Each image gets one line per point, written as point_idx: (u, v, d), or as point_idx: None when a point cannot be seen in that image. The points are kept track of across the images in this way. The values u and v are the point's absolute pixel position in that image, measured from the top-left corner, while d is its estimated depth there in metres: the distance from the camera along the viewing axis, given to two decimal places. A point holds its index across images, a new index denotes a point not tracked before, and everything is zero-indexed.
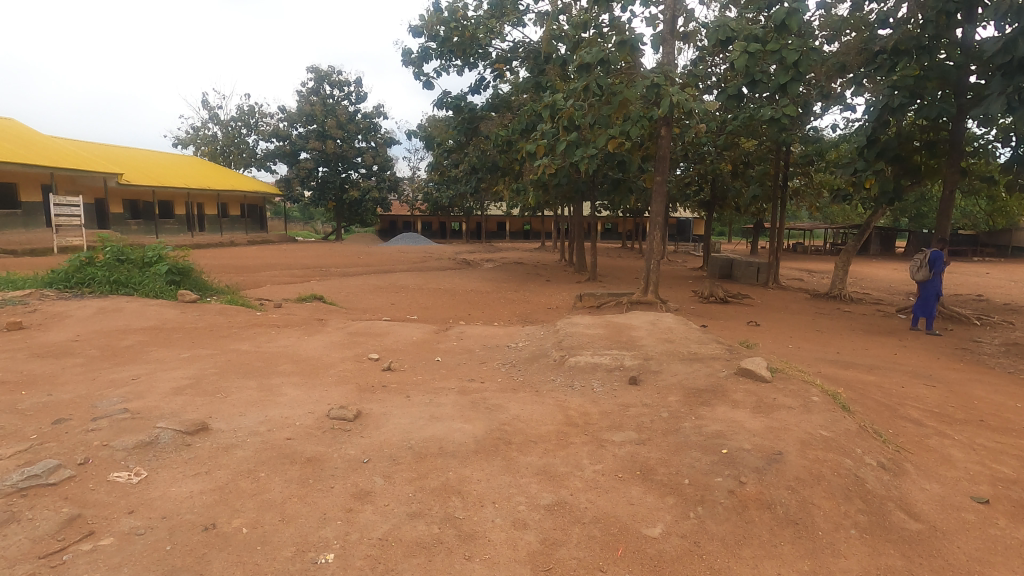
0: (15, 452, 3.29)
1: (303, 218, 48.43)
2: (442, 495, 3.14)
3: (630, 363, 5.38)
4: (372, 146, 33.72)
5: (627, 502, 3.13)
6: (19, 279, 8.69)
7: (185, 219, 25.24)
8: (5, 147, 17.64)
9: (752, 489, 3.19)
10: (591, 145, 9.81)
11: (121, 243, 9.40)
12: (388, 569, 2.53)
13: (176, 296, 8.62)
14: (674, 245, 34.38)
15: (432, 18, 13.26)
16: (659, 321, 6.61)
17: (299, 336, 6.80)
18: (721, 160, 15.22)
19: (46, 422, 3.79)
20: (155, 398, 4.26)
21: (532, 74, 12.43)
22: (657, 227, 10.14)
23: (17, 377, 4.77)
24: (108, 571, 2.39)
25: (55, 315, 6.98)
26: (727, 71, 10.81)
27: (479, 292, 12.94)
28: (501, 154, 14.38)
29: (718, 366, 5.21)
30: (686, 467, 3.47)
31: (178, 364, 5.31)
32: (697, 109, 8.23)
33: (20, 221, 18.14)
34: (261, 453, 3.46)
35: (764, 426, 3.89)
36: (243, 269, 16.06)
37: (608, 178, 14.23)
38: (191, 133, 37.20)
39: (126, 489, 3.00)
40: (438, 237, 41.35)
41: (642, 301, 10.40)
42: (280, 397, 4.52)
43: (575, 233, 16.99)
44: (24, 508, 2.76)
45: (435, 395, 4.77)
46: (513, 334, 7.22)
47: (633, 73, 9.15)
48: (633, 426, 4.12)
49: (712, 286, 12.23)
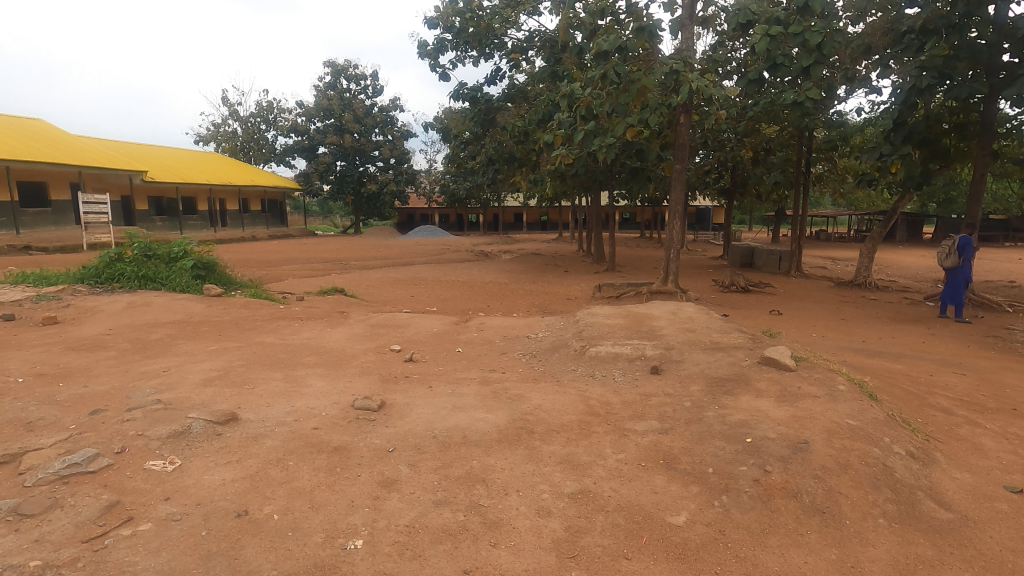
0: (56, 441, 3.42)
1: (322, 211, 49.03)
2: (467, 482, 3.18)
3: (651, 353, 5.36)
4: (389, 140, 33.86)
5: (651, 491, 3.14)
6: (53, 275, 8.94)
7: (207, 215, 25.62)
8: (34, 147, 18.15)
9: (778, 478, 3.17)
10: (609, 134, 9.71)
11: (147, 239, 9.59)
12: (416, 555, 2.57)
13: (201, 291, 8.79)
14: (694, 235, 34.07)
15: (448, 8, 13.22)
16: (680, 310, 6.57)
17: (321, 328, 6.90)
18: (741, 147, 14.94)
19: (83, 413, 3.92)
20: (186, 390, 4.37)
21: (548, 63, 12.32)
22: (676, 215, 10.02)
23: (55, 369, 4.93)
24: (147, 555, 2.47)
25: (87, 310, 7.19)
26: (747, 55, 10.57)
27: (496, 284, 12.95)
28: (518, 145, 14.33)
29: (741, 355, 5.16)
30: (709, 456, 3.46)
31: (206, 357, 5.42)
32: (717, 95, 8.07)
33: (51, 220, 18.68)
34: (289, 443, 3.54)
35: (788, 415, 3.86)
36: (265, 264, 16.32)
37: (626, 168, 14.03)
38: (212, 129, 37.73)
39: (161, 477, 3.10)
40: (456, 229, 41.60)
41: (662, 291, 10.31)
42: (306, 388, 4.60)
43: (593, 224, 16.85)
44: (66, 495, 2.87)
45: (457, 385, 4.82)
46: (533, 325, 7.23)
47: (651, 60, 9.01)
48: (655, 415, 4.11)
49: (733, 275, 12.07)
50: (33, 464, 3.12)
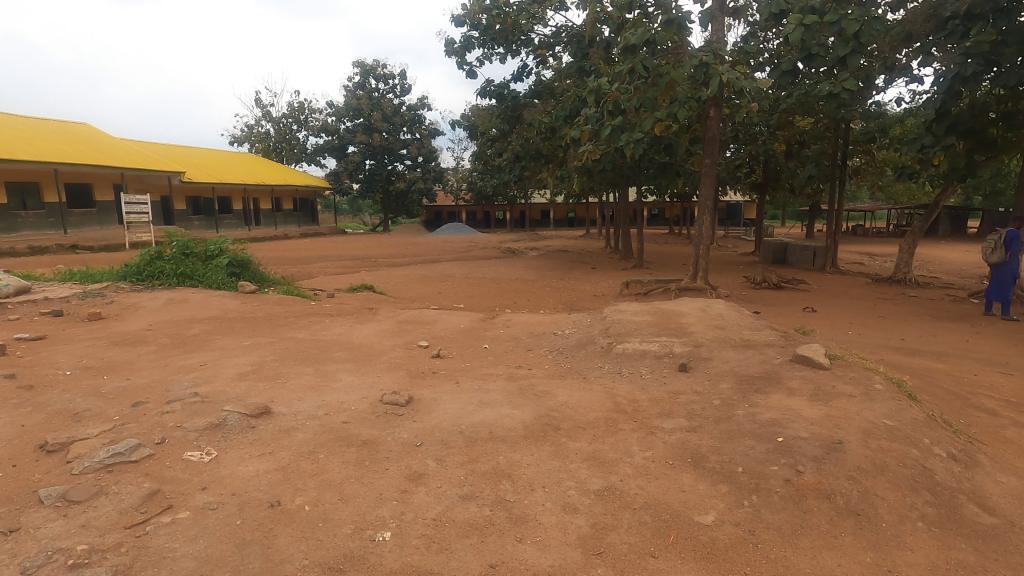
0: (102, 431, 3.57)
1: (351, 210, 49.93)
2: (493, 478, 3.20)
3: (679, 350, 5.29)
4: (416, 138, 34.13)
5: (679, 489, 3.11)
6: (98, 273, 9.30)
7: (242, 214, 26.40)
8: (80, 149, 18.96)
9: (810, 478, 3.10)
10: (637, 129, 9.63)
11: (185, 237, 9.89)
12: (442, 549, 2.60)
13: (236, 287, 9.05)
14: (725, 231, 33.42)
15: (474, 6, 13.28)
16: (709, 307, 6.46)
17: (351, 324, 7.03)
18: (774, 140, 14.58)
19: (126, 405, 4.09)
20: (221, 384, 4.52)
21: (575, 58, 12.25)
22: (706, 210, 9.84)
23: (100, 363, 5.14)
24: (186, 542, 2.56)
25: (129, 306, 7.47)
26: (781, 46, 10.28)
27: (523, 280, 12.94)
28: (545, 141, 14.28)
29: (772, 353, 5.06)
30: (739, 455, 3.40)
31: (241, 352, 5.59)
32: (748, 87, 7.88)
33: (96, 219, 19.50)
34: (320, 436, 3.62)
35: (822, 414, 3.77)
36: (297, 261, 16.66)
37: (654, 163, 13.87)
38: (246, 131, 38.63)
39: (198, 468, 3.20)
40: (483, 227, 41.75)
41: (691, 287, 10.12)
42: (336, 382, 4.71)
43: (620, 220, 16.65)
44: (110, 483, 3.00)
45: (484, 381, 4.86)
46: (560, 321, 7.22)
47: (680, 53, 8.84)
48: (684, 414, 4.05)
49: (764, 271, 11.77)
50: (80, 453, 3.27)
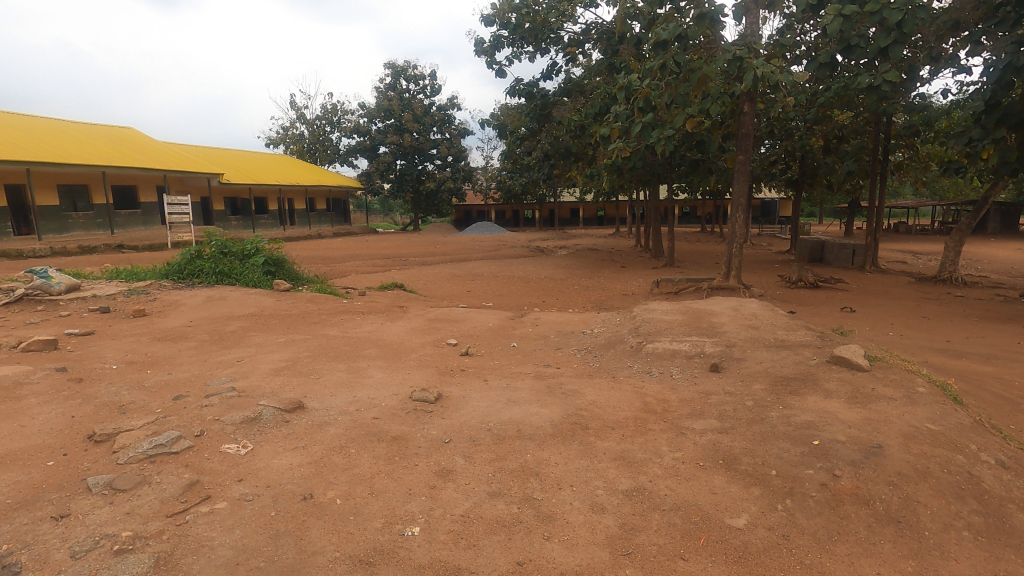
0: (146, 423, 3.72)
1: (383, 209, 50.69)
2: (521, 475, 3.21)
3: (711, 350, 5.20)
4: (446, 138, 34.39)
5: (710, 492, 3.05)
6: (143, 272, 9.68)
7: (277, 214, 27.07)
8: (126, 153, 19.76)
9: (847, 483, 3.02)
10: (669, 126, 9.48)
11: (223, 237, 10.19)
12: (470, 545, 2.62)
13: (272, 286, 9.28)
14: (759, 228, 32.63)
15: (504, 5, 13.30)
16: (742, 306, 6.31)
17: (382, 322, 7.13)
18: (810, 135, 14.14)
19: (168, 398, 4.25)
20: (257, 379, 4.65)
21: (605, 56, 12.17)
22: (740, 208, 9.61)
23: (144, 358, 5.35)
24: (223, 531, 2.65)
25: (171, 303, 7.74)
26: (819, 37, 9.94)
27: (552, 279, 12.88)
28: (574, 139, 14.20)
29: (808, 354, 4.94)
30: (773, 458, 3.33)
31: (276, 348, 5.74)
32: (784, 81, 7.66)
33: (140, 220, 20.32)
34: (351, 431, 3.69)
35: (860, 417, 3.66)
36: (330, 260, 17.00)
37: (686, 160, 13.62)
38: (281, 132, 39.59)
39: (235, 460, 3.30)
40: (512, 225, 41.77)
41: (723, 286, 9.93)
42: (367, 379, 4.79)
43: (651, 218, 16.34)
44: (153, 473, 3.12)
45: (512, 379, 4.86)
46: (589, 320, 7.17)
47: (713, 47, 8.66)
48: (715, 414, 3.99)
49: (800, 270, 11.46)
50: (125, 444, 3.41)
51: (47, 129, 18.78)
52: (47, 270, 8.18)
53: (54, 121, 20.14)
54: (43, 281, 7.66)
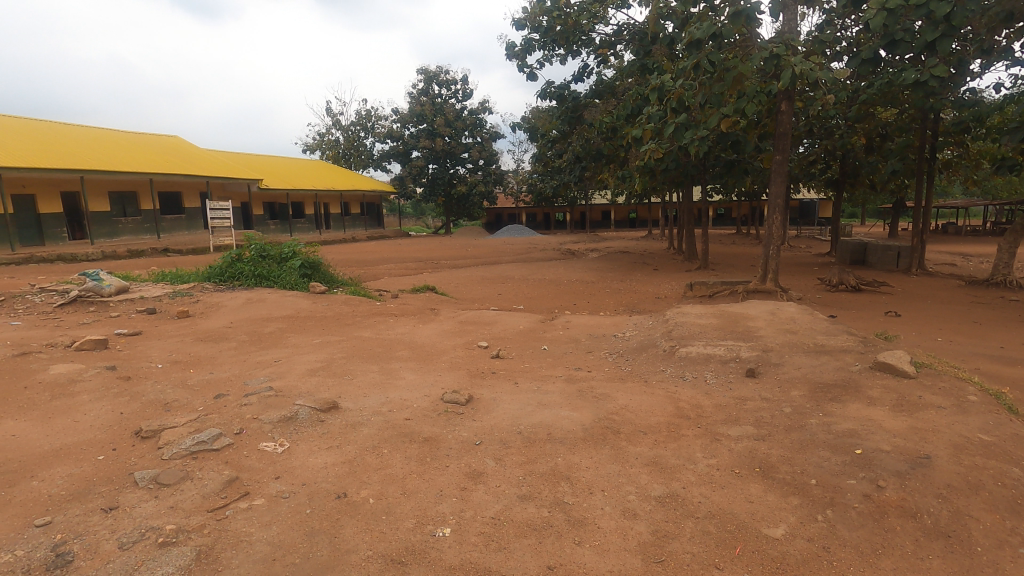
0: (189, 421, 3.86)
1: (416, 213, 51.43)
2: (552, 479, 3.20)
3: (747, 355, 5.07)
4: (478, 142, 34.63)
5: (746, 500, 2.98)
6: (187, 274, 10.05)
7: (313, 219, 27.73)
8: (171, 160, 20.55)
9: (892, 494, 2.90)
10: (702, 126, 9.31)
11: (262, 240, 10.49)
12: (500, 547, 2.62)
13: (308, 288, 9.52)
14: (798, 230, 31.73)
15: (535, 8, 13.32)
16: (780, 310, 6.15)
17: (414, 324, 7.22)
18: (852, 133, 13.69)
19: (210, 397, 4.39)
20: (294, 379, 4.77)
21: (637, 56, 12.06)
22: (777, 209, 9.37)
23: (187, 358, 5.56)
24: (261, 527, 2.72)
25: (213, 305, 8.01)
26: (861, 33, 9.63)
27: (583, 282, 12.80)
28: (606, 141, 14.10)
29: (850, 359, 4.77)
30: (812, 467, 3.23)
31: (312, 349, 5.87)
32: (824, 78, 7.43)
33: (184, 224, 21.12)
34: (384, 432, 3.75)
35: (906, 426, 3.52)
36: (363, 264, 17.30)
37: (720, 160, 13.36)
38: (317, 138, 40.56)
39: (273, 458, 3.39)
40: (543, 228, 41.72)
41: (760, 290, 9.70)
42: (399, 380, 4.85)
43: (685, 220, 16.06)
44: (195, 469, 3.23)
45: (543, 382, 4.85)
46: (621, 324, 7.10)
47: (749, 45, 8.47)
48: (751, 421, 3.89)
49: (841, 273, 11.08)
50: (169, 440, 3.54)
51: (99, 139, 19.73)
52: (99, 273, 8.57)
53: (105, 131, 21.12)
54: (95, 283, 8.03)
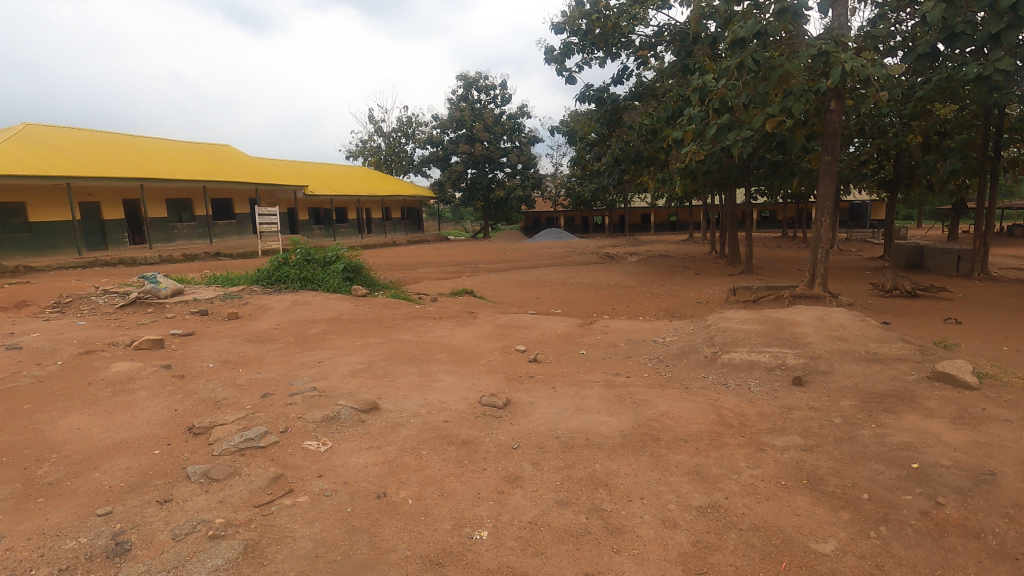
0: (238, 418, 4.01)
1: (455, 218, 52.08)
2: (590, 485, 3.16)
3: (793, 362, 4.90)
4: (516, 146, 34.77)
5: (792, 513, 2.87)
6: (236, 277, 10.45)
7: (355, 223, 28.43)
8: (223, 168, 21.45)
9: (952, 512, 2.75)
10: (746, 127, 9.08)
11: (307, 245, 10.81)
12: (538, 552, 2.61)
13: (350, 292, 9.76)
14: (848, 233, 30.49)
15: (574, 12, 13.29)
16: (829, 316, 5.91)
17: (453, 327, 7.29)
18: (907, 132, 13.07)
19: (257, 396, 4.55)
20: (336, 379, 4.89)
21: (678, 57, 11.89)
22: (826, 211, 9.04)
23: (236, 358, 5.78)
24: (304, 523, 2.80)
25: (261, 307, 8.31)
26: (917, 26, 9.19)
27: (622, 286, 12.66)
28: (645, 144, 13.92)
29: (905, 368, 4.54)
30: (864, 480, 3.09)
31: (354, 351, 6.00)
32: (877, 75, 7.13)
33: (235, 230, 22.03)
34: (423, 433, 3.79)
35: (968, 440, 3.32)
36: (403, 267, 17.60)
37: (765, 161, 12.99)
38: (360, 145, 41.58)
39: (316, 457, 3.48)
40: (582, 232, 41.49)
41: (807, 295, 9.38)
42: (438, 383, 4.90)
43: (727, 223, 15.66)
44: (243, 465, 3.35)
45: (581, 387, 4.81)
46: (661, 329, 6.98)
47: (796, 43, 8.21)
48: (798, 430, 3.75)
49: (895, 278, 10.60)
50: (219, 436, 3.68)
51: (157, 149, 20.77)
52: (157, 276, 9.02)
53: (163, 141, 22.26)
54: (153, 286, 8.44)
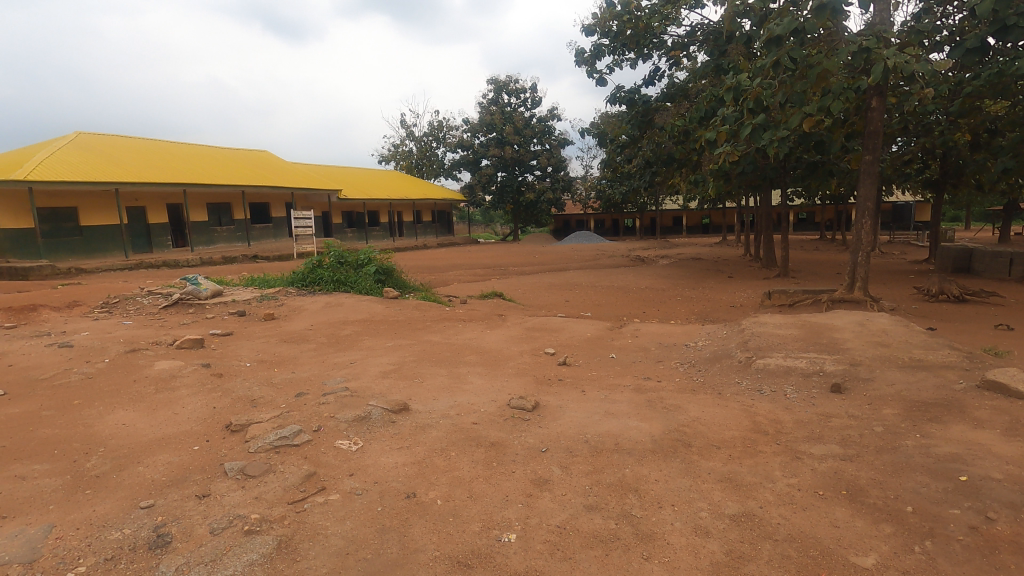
0: (273, 416, 4.11)
1: (485, 221, 52.40)
2: (620, 491, 3.13)
3: (832, 368, 4.75)
4: (546, 149, 34.75)
5: (831, 524, 2.78)
6: (272, 279, 10.72)
7: (387, 226, 28.88)
8: (260, 173, 22.08)
9: (1004, 528, 2.61)
10: (782, 126, 8.85)
11: (340, 248, 11.03)
12: (566, 557, 2.59)
13: (382, 294, 9.92)
14: (891, 235, 29.42)
15: (605, 13, 13.22)
16: (870, 321, 5.71)
17: (482, 329, 7.33)
18: (954, 130, 12.53)
19: (291, 395, 4.66)
20: (368, 380, 4.97)
21: (711, 57, 11.69)
22: (866, 213, 8.74)
23: (272, 357, 5.92)
24: (336, 521, 2.85)
25: (296, 309, 8.51)
26: (966, 19, 8.81)
27: (653, 290, 12.49)
28: (677, 145, 13.73)
29: (953, 376, 4.35)
30: (908, 492, 2.97)
31: (384, 352, 6.08)
32: (921, 71, 6.87)
33: (272, 233, 22.65)
34: (452, 435, 3.81)
35: (1021, 453, 3.16)
36: (434, 270, 17.76)
37: (802, 162, 12.65)
38: (392, 150, 42.21)
39: (347, 456, 3.54)
40: (612, 235, 41.17)
41: (846, 299, 9.07)
42: (467, 385, 4.92)
43: (762, 225, 15.29)
44: (277, 462, 3.43)
45: (611, 392, 4.76)
46: (692, 333, 6.86)
47: (835, 40, 7.98)
48: (837, 439, 3.63)
49: (942, 282, 10.16)
50: (256, 434, 3.78)
51: (199, 155, 21.51)
52: (198, 278, 9.33)
53: (205, 147, 23.04)
54: (194, 287, 8.75)
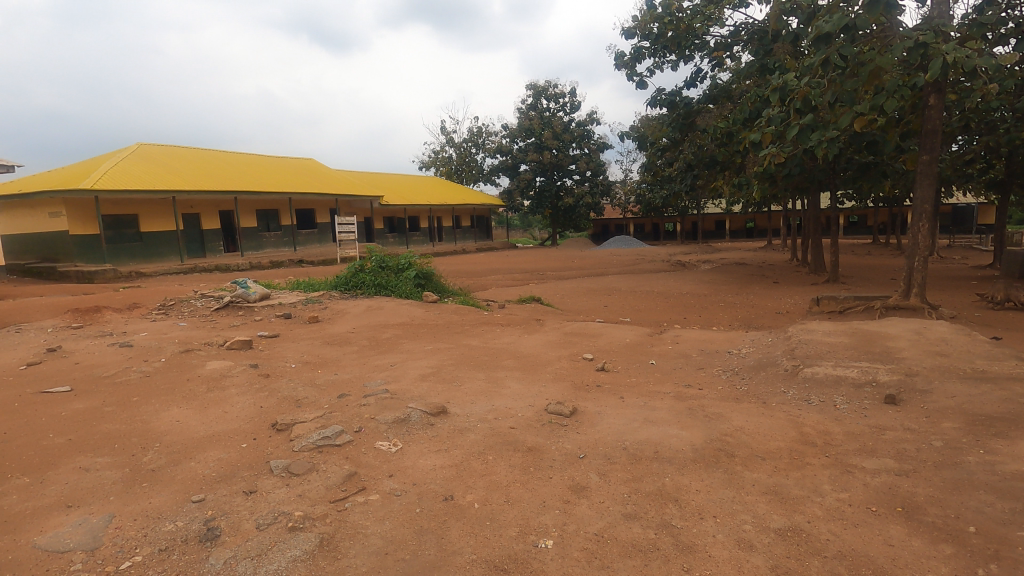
0: (316, 416, 4.22)
1: (523, 226, 52.53)
2: (659, 500, 3.07)
3: (886, 378, 4.53)
4: (585, 153, 34.57)
5: (884, 543, 2.64)
6: (317, 283, 11.03)
7: (427, 231, 29.33)
8: (306, 180, 22.80)
9: None
10: (832, 126, 8.53)
11: (381, 253, 11.25)
12: (604, 566, 2.56)
13: (421, 297, 10.06)
14: (951, 239, 27.91)
15: (646, 16, 13.09)
16: (928, 330, 5.42)
17: (520, 334, 7.34)
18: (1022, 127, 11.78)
19: (333, 396, 4.78)
20: (407, 383, 5.04)
21: (756, 57, 11.39)
22: (924, 215, 8.32)
23: (316, 359, 6.09)
24: (376, 521, 2.90)
25: (338, 312, 8.73)
26: None
27: (695, 295, 12.22)
28: (720, 147, 13.43)
29: (1021, 390, 4.08)
30: (971, 512, 2.80)
31: (423, 355, 6.16)
32: (983, 65, 6.51)
33: (316, 238, 23.36)
34: (489, 439, 3.83)
35: None
36: (472, 274, 17.90)
37: (853, 163, 12.17)
38: (433, 156, 42.88)
39: (387, 457, 3.60)
40: (652, 239, 40.60)
41: (902, 306, 8.64)
42: (504, 389, 4.93)
43: (810, 228, 14.75)
44: (320, 462, 3.52)
45: (650, 399, 4.68)
46: (736, 340, 6.67)
47: (889, 36, 7.66)
48: (891, 453, 3.46)
49: (1008, 289, 9.54)
50: (300, 433, 3.90)
51: (249, 164, 22.39)
52: (247, 282, 9.69)
53: (255, 156, 23.97)
54: (243, 291, 9.09)
